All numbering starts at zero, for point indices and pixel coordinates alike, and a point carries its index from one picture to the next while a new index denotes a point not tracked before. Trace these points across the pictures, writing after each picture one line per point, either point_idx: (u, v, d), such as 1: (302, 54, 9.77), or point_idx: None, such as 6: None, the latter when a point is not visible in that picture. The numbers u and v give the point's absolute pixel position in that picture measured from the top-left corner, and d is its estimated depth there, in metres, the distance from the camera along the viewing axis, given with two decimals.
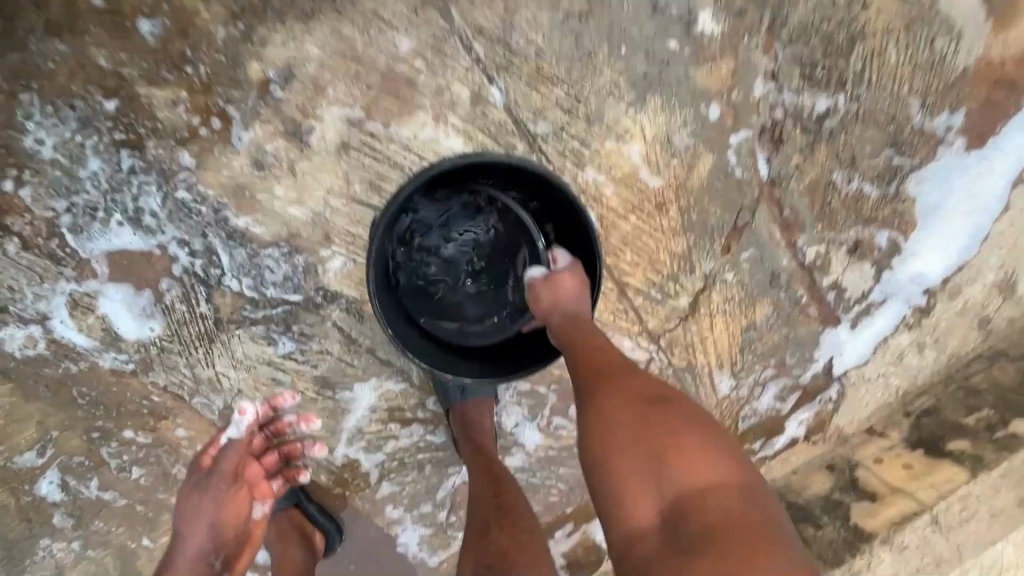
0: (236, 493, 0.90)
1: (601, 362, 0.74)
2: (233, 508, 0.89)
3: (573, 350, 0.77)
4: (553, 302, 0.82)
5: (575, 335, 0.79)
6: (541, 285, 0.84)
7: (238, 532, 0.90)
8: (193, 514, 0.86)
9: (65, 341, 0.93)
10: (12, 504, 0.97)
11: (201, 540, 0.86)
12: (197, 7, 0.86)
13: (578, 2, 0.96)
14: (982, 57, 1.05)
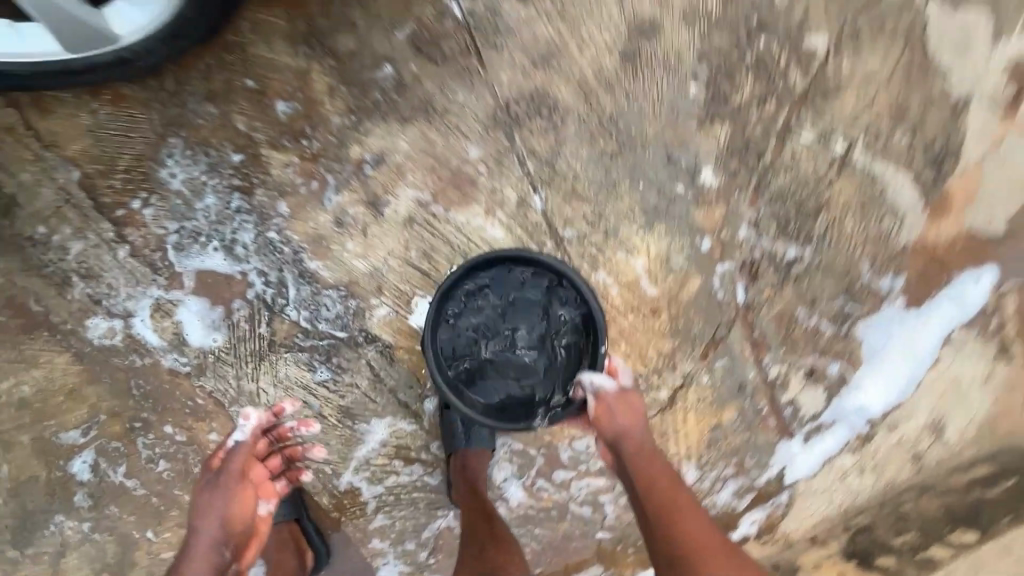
0: (246, 490, 0.98)
1: (688, 520, 0.89)
2: (244, 506, 0.96)
3: (659, 502, 0.91)
4: (625, 425, 0.97)
5: (652, 477, 0.93)
6: (606, 404, 0.99)
7: (246, 528, 0.97)
8: (205, 508, 0.92)
9: (139, 337, 1.08)
10: (43, 476, 1.07)
11: (212, 531, 0.91)
12: (323, 100, 1.11)
13: (612, 145, 1.23)
14: (918, 238, 1.33)
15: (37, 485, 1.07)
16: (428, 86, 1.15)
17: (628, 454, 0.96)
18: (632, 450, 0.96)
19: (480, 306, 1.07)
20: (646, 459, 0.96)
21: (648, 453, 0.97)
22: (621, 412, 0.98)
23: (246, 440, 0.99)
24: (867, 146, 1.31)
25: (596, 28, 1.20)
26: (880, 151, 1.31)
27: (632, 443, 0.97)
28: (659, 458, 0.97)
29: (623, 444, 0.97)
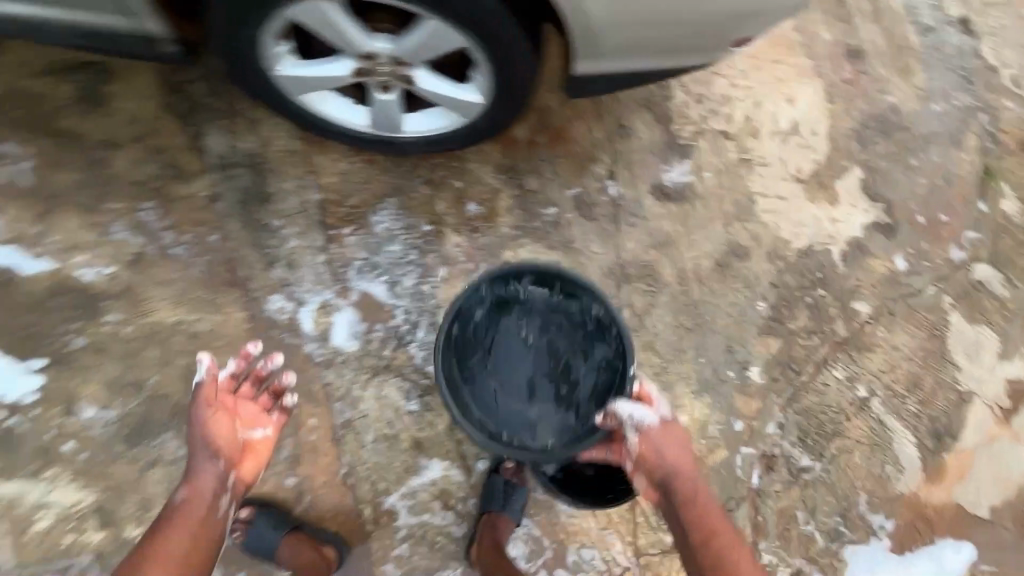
0: (228, 419, 1.10)
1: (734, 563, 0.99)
2: (224, 430, 1.09)
3: (703, 541, 1.02)
4: (670, 464, 1.11)
5: (693, 514, 1.05)
6: (647, 439, 1.12)
7: (235, 445, 1.09)
8: (198, 432, 1.06)
9: (300, 322, 1.38)
10: (175, 396, 1.30)
11: (208, 453, 1.05)
12: (501, 213, 1.52)
13: (689, 322, 1.57)
14: (912, 492, 1.56)
15: (165, 402, 1.30)
16: (574, 232, 1.55)
17: (671, 482, 1.09)
18: (676, 484, 1.08)
19: (512, 334, 1.29)
20: (688, 492, 1.07)
21: (693, 485, 1.09)
22: (665, 447, 1.12)
23: (206, 378, 1.09)
24: (885, 400, 1.60)
25: (704, 238, 1.61)
26: (894, 408, 1.60)
27: (676, 476, 1.09)
28: (703, 495, 1.08)
29: (671, 481, 1.08)
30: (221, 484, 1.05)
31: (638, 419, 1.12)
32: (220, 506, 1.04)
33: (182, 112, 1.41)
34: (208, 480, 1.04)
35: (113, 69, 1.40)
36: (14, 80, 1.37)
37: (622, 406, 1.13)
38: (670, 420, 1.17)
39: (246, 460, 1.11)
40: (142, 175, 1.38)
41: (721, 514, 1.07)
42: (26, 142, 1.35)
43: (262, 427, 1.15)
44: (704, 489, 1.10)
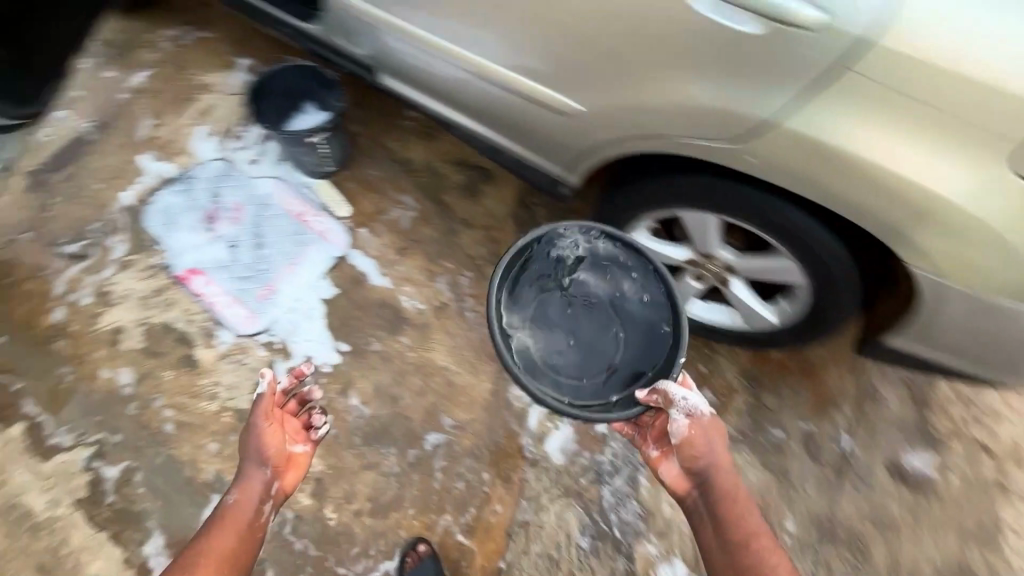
0: (270, 441, 1.16)
1: (746, 524, 1.06)
2: (265, 449, 1.15)
3: (721, 491, 1.10)
4: (710, 455, 1.11)
5: (721, 483, 1.11)
6: (698, 430, 1.11)
7: (276, 461, 1.15)
8: (246, 443, 1.16)
9: (529, 415, 1.55)
10: (412, 423, 1.52)
11: (250, 461, 1.14)
12: (732, 412, 1.61)
13: None
14: None
15: (405, 425, 1.52)
16: (794, 464, 1.56)
17: (709, 481, 1.11)
18: (714, 479, 1.11)
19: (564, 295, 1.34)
20: (725, 487, 1.10)
21: (731, 481, 1.11)
22: (712, 440, 1.12)
23: (266, 393, 1.14)
24: None
25: (930, 542, 1.50)
26: None
27: (718, 472, 1.11)
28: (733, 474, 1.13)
29: (708, 476, 1.11)
30: (260, 499, 1.12)
31: (692, 410, 1.11)
32: (263, 513, 1.11)
33: (523, 222, 1.81)
34: (249, 496, 1.11)
35: (494, 177, 1.88)
36: (432, 160, 1.90)
37: (675, 390, 1.13)
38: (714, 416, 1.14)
39: (282, 474, 1.17)
40: (475, 252, 1.76)
41: (751, 508, 1.09)
42: (417, 199, 1.84)
43: (297, 446, 1.20)
44: (741, 488, 1.11)
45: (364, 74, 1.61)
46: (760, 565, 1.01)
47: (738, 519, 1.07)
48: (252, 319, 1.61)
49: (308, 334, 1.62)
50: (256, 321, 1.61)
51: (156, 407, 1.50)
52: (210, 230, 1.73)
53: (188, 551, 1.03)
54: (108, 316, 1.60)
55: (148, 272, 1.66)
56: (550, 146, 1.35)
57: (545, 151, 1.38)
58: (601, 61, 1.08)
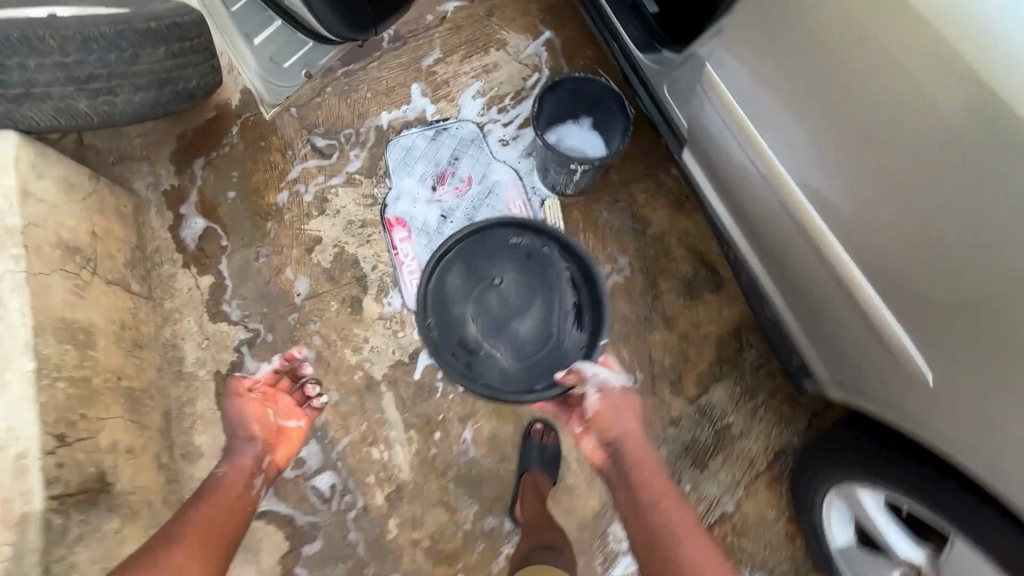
0: (261, 415, 1.27)
1: (655, 488, 1.12)
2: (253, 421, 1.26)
3: (628, 455, 1.19)
4: (622, 427, 1.24)
5: (630, 451, 1.20)
6: (610, 402, 1.26)
7: (264, 434, 1.26)
8: (235, 419, 1.26)
9: (614, 559, 1.39)
10: (504, 492, 1.42)
11: (237, 434, 1.24)
12: None
13: None
14: None
15: (498, 489, 1.42)
16: None
17: (622, 452, 1.20)
18: (629, 450, 1.20)
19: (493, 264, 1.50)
20: (636, 453, 1.20)
21: (643, 453, 1.20)
22: (621, 414, 1.25)
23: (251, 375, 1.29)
24: None
25: None
26: None
27: (629, 441, 1.21)
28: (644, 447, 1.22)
29: (621, 446, 1.20)
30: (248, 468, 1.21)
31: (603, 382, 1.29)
32: (246, 480, 1.19)
33: (724, 356, 1.56)
34: (235, 468, 1.20)
35: (720, 289, 1.63)
36: (667, 233, 1.69)
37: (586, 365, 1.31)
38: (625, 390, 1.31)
39: (272, 450, 1.27)
40: (658, 357, 1.56)
41: (662, 478, 1.15)
42: (632, 266, 1.65)
43: (286, 422, 1.31)
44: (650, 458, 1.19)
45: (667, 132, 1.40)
46: (667, 526, 1.05)
47: (648, 485, 1.13)
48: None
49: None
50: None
51: (310, 329, 1.55)
52: (432, 191, 1.71)
53: (173, 529, 1.04)
54: (316, 222, 1.66)
55: (365, 200, 1.69)
56: (808, 305, 1.17)
57: (803, 309, 1.18)
58: (887, 246, 0.90)
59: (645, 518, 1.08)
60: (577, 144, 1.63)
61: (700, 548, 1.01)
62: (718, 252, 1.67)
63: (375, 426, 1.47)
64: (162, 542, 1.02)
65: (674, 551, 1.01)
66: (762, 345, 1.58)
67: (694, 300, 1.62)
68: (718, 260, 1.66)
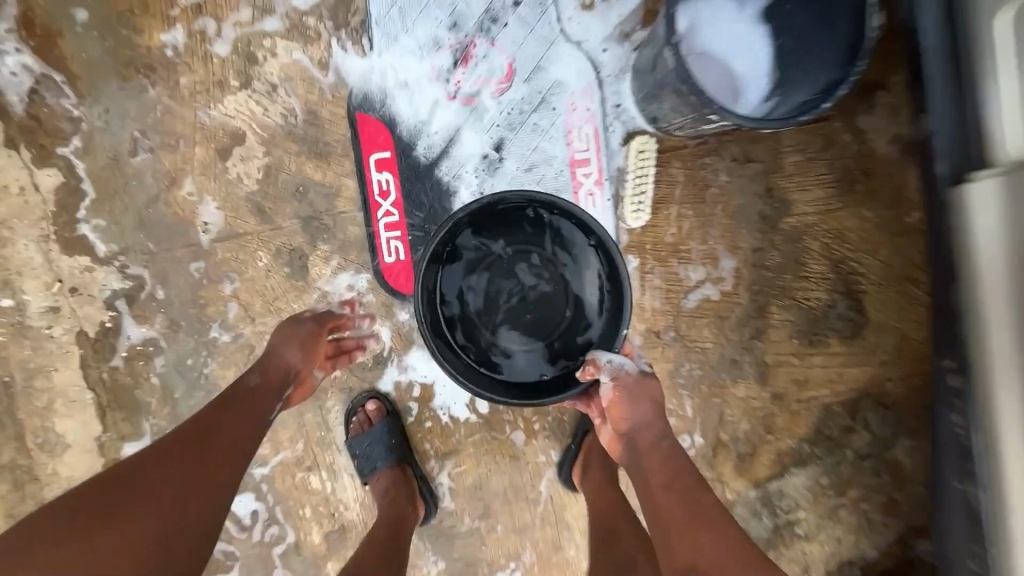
0: (306, 348, 0.89)
1: (679, 491, 0.77)
2: (295, 354, 0.87)
3: (640, 443, 0.83)
4: (638, 416, 0.84)
5: (646, 438, 0.83)
6: (628, 390, 0.84)
7: (299, 373, 0.87)
8: (280, 338, 0.88)
9: None
10: (481, 555, 1.07)
11: (274, 361, 0.85)
12: None
13: None
14: None
15: (473, 549, 1.07)
16: None
17: (639, 446, 0.83)
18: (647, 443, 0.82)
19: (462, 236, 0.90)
20: (657, 449, 0.82)
21: (663, 440, 0.83)
22: (637, 399, 0.84)
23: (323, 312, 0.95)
24: None
25: None
26: None
27: (647, 431, 0.83)
28: (665, 424, 0.84)
29: (640, 438, 0.83)
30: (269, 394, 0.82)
31: (621, 370, 0.84)
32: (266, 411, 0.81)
33: (824, 434, 1.08)
34: (265, 395, 0.82)
35: (856, 337, 1.07)
36: (811, 230, 1.04)
37: (602, 353, 0.86)
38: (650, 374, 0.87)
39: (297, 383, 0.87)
40: (730, 420, 1.07)
41: (691, 474, 0.80)
42: (737, 278, 1.04)
43: (315, 368, 0.91)
44: (677, 451, 0.82)
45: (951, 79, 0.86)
46: (706, 545, 0.72)
47: (666, 483, 0.78)
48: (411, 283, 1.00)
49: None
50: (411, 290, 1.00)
51: (224, 291, 1.00)
52: (442, 78, 0.97)
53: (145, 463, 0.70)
54: (236, 104, 0.97)
55: (322, 76, 0.97)
56: None
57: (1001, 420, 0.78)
58: None
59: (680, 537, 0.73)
60: (723, 50, 0.88)
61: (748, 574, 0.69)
62: (876, 278, 1.05)
63: (316, 447, 1.04)
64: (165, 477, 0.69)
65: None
66: (881, 429, 1.09)
67: (811, 347, 1.06)
68: (870, 292, 1.06)
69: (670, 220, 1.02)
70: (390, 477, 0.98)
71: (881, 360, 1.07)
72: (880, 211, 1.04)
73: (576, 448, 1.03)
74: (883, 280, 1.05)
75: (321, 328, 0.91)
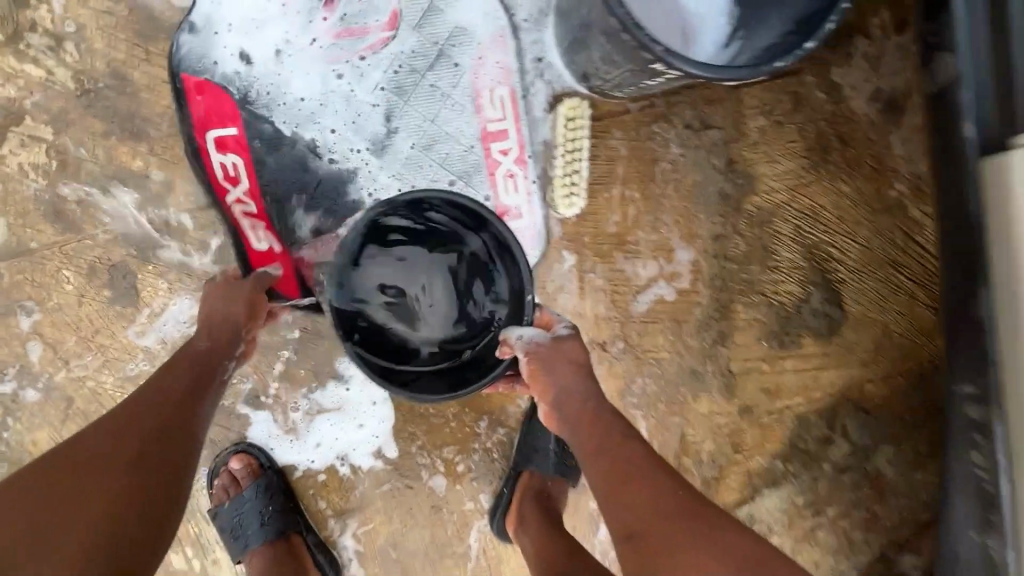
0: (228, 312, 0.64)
1: (615, 453, 0.56)
2: (235, 310, 0.64)
3: (565, 411, 0.61)
4: (560, 383, 0.61)
5: (573, 405, 0.61)
6: (541, 358, 0.62)
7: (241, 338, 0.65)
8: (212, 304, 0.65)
9: None
10: None
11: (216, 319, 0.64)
12: None
13: None
14: None
15: None
16: None
17: (566, 414, 0.61)
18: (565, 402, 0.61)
19: (389, 341, 0.69)
20: (581, 410, 0.60)
21: (590, 399, 0.61)
22: (555, 364, 0.62)
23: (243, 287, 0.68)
24: None
25: None
26: None
27: (568, 395, 0.61)
28: (590, 380, 0.62)
29: (566, 409, 0.60)
30: (222, 352, 0.62)
31: (533, 344, 0.62)
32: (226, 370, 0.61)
33: (798, 449, 0.93)
34: (217, 355, 0.61)
35: (832, 336, 0.90)
36: (779, 210, 0.86)
37: (512, 329, 0.64)
38: (567, 337, 0.64)
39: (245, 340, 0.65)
40: (692, 440, 0.90)
41: (622, 429, 0.59)
42: (696, 272, 0.86)
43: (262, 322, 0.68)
44: (606, 413, 0.60)
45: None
46: (646, 502, 0.53)
47: (597, 449, 0.57)
48: (293, 286, 0.74)
49: (363, 411, 0.82)
50: (298, 292, 0.74)
51: (20, 328, 0.73)
52: (301, 24, 0.72)
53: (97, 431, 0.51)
54: (8, 67, 0.69)
55: (132, 26, 0.70)
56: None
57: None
58: None
59: (615, 509, 0.54)
60: None
61: (695, 532, 0.50)
62: (855, 265, 0.89)
63: None
64: (115, 447, 0.50)
65: (660, 548, 0.50)
66: (862, 438, 0.94)
67: (782, 349, 0.90)
68: (847, 281, 0.89)
69: (611, 204, 0.82)
70: (270, 556, 0.76)
71: (861, 359, 0.91)
72: (859, 184, 0.87)
73: (509, 493, 0.82)
74: (862, 265, 0.89)
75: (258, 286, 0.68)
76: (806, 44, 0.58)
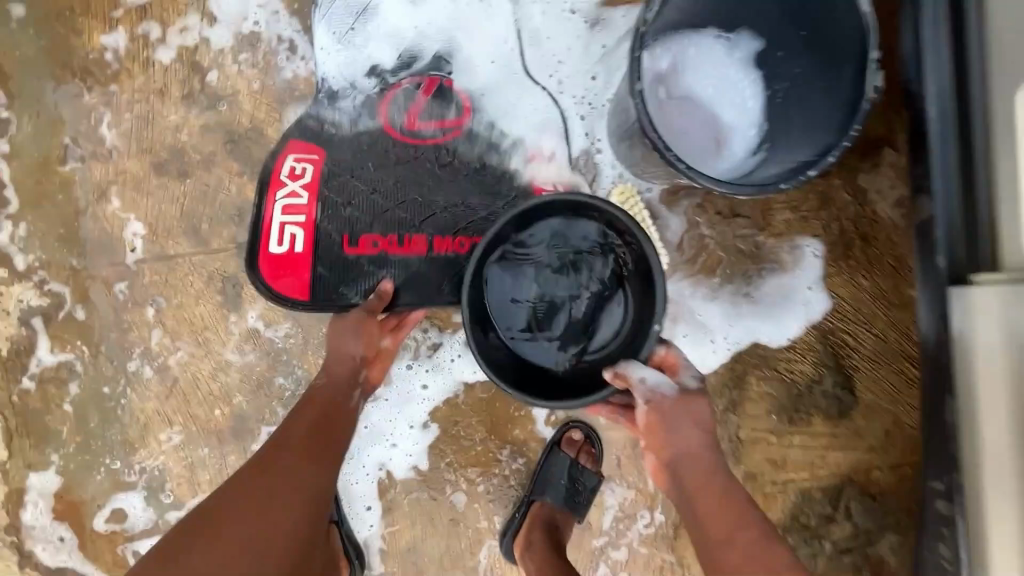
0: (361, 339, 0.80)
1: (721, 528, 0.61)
2: (354, 345, 0.79)
3: (678, 475, 0.65)
4: (683, 440, 0.66)
5: (690, 468, 0.65)
6: (659, 409, 0.67)
7: (364, 353, 0.80)
8: (336, 349, 0.79)
9: None
10: None
11: (341, 357, 0.78)
12: None
13: None
14: None
15: None
16: None
17: (683, 474, 0.65)
18: (686, 467, 0.65)
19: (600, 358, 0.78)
20: (700, 471, 0.64)
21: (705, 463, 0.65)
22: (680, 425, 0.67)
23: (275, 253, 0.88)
24: None
25: None
26: None
27: (690, 455, 0.65)
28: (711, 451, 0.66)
29: (685, 469, 0.65)
30: (346, 385, 0.77)
31: (656, 392, 0.68)
32: (348, 398, 0.76)
33: (799, 522, 0.97)
34: (338, 380, 0.77)
35: (841, 419, 0.96)
36: (800, 296, 0.94)
37: (634, 368, 0.70)
38: (693, 390, 0.69)
39: (368, 365, 0.81)
40: None
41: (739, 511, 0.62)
42: (713, 344, 0.94)
43: (380, 340, 0.83)
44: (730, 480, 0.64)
45: (953, 151, 0.74)
46: None
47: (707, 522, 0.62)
48: (304, 290, 0.87)
49: (399, 433, 0.95)
50: (301, 293, 0.87)
51: (149, 317, 0.92)
52: (402, 109, 0.90)
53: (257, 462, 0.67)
54: (176, 116, 0.90)
55: (272, 93, 0.90)
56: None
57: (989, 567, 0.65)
58: None
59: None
60: (710, 95, 0.80)
61: None
62: (869, 354, 0.95)
63: None
64: (269, 466, 0.66)
65: None
66: (865, 521, 0.96)
67: (792, 425, 0.96)
68: (861, 369, 0.95)
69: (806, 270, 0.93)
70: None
71: (869, 445, 0.96)
72: (879, 281, 0.94)
73: (520, 519, 0.92)
74: (877, 356, 0.95)
75: (365, 312, 0.82)
76: (807, 172, 0.70)
